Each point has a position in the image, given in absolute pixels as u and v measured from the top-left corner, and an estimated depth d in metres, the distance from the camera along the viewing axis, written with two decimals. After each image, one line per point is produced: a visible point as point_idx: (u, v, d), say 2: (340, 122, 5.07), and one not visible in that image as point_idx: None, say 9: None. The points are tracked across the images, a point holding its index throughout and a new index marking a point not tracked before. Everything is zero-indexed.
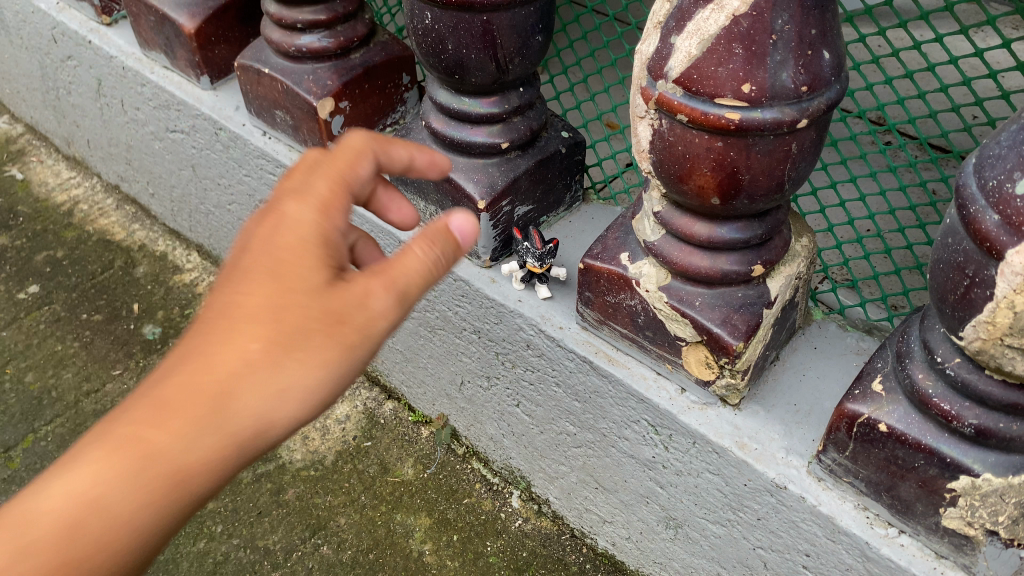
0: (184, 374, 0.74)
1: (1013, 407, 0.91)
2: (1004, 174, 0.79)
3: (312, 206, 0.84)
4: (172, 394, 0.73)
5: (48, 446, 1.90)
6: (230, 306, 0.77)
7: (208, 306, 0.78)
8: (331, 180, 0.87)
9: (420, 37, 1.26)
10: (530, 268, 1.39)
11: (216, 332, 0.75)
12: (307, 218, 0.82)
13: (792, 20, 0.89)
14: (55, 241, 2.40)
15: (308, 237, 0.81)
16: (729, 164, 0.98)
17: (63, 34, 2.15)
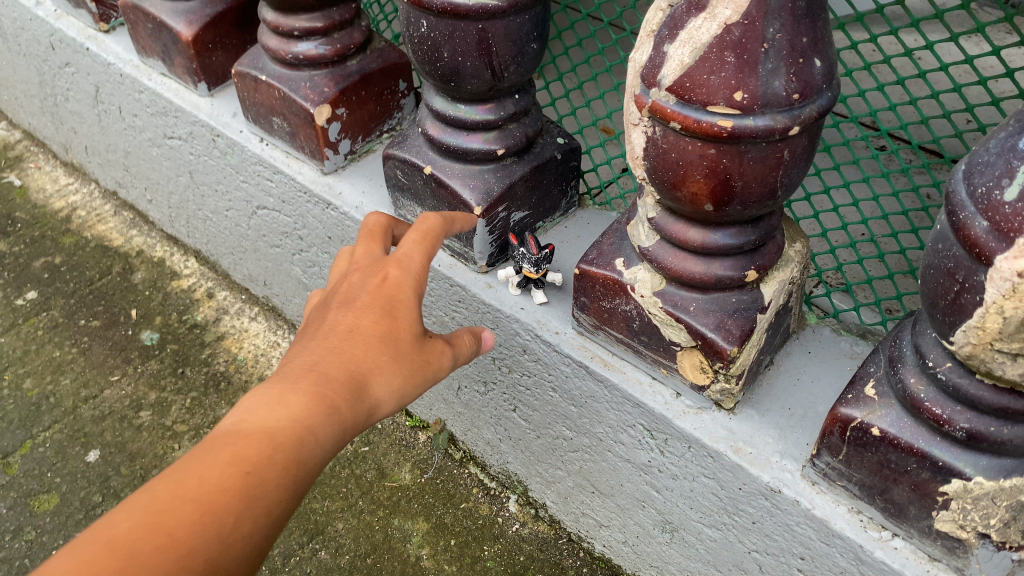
0: (335, 373, 0.89)
1: (1004, 410, 0.91)
2: (993, 181, 0.80)
3: (413, 258, 1.06)
4: (329, 385, 0.87)
5: (47, 452, 1.90)
6: (351, 328, 0.94)
7: (336, 332, 0.94)
8: (419, 246, 1.10)
9: (416, 45, 1.27)
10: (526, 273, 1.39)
11: (350, 347, 0.92)
12: (404, 266, 1.04)
13: (783, 29, 0.90)
14: (53, 247, 2.41)
15: (412, 290, 1.02)
16: (722, 171, 0.99)
17: (60, 41, 2.16)
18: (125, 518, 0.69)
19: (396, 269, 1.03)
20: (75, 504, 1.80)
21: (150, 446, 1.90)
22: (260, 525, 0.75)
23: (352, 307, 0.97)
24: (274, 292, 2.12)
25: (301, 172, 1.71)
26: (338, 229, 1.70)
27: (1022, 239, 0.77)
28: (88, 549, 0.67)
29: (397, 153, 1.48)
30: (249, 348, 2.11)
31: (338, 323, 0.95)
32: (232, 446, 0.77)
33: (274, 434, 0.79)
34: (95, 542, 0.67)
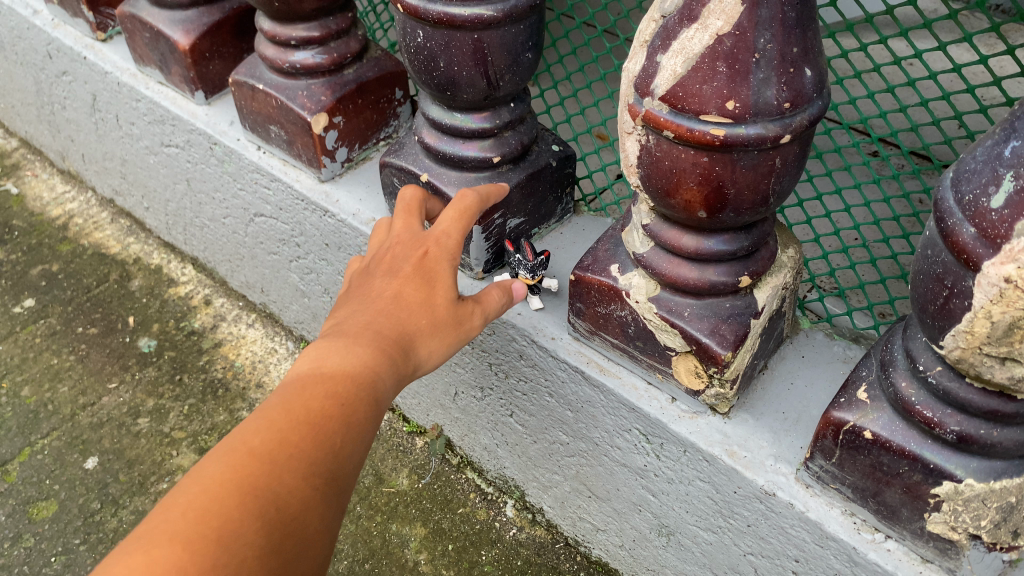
0: (388, 332, 1.04)
1: (994, 413, 0.93)
2: (980, 188, 0.82)
3: (450, 237, 1.18)
4: (384, 341, 1.03)
5: (45, 459, 1.91)
6: (397, 295, 1.09)
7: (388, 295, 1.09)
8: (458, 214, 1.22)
9: (413, 54, 1.29)
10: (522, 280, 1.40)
11: (396, 311, 1.07)
12: (440, 238, 1.18)
13: (774, 39, 0.91)
14: (50, 254, 2.41)
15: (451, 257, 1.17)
16: (715, 179, 1.01)
17: (58, 50, 2.17)
18: (256, 437, 0.85)
19: (433, 241, 1.17)
20: (74, 510, 1.81)
21: (148, 453, 1.91)
22: (356, 446, 0.91)
23: (396, 277, 1.12)
24: (271, 298, 2.13)
25: (298, 179, 1.73)
26: (335, 236, 1.71)
27: (1009, 245, 0.79)
28: (234, 460, 0.82)
29: (394, 160, 1.50)
30: (246, 355, 2.12)
31: (385, 290, 1.10)
32: (322, 386, 0.93)
33: (350, 378, 0.95)
34: (239, 454, 0.83)
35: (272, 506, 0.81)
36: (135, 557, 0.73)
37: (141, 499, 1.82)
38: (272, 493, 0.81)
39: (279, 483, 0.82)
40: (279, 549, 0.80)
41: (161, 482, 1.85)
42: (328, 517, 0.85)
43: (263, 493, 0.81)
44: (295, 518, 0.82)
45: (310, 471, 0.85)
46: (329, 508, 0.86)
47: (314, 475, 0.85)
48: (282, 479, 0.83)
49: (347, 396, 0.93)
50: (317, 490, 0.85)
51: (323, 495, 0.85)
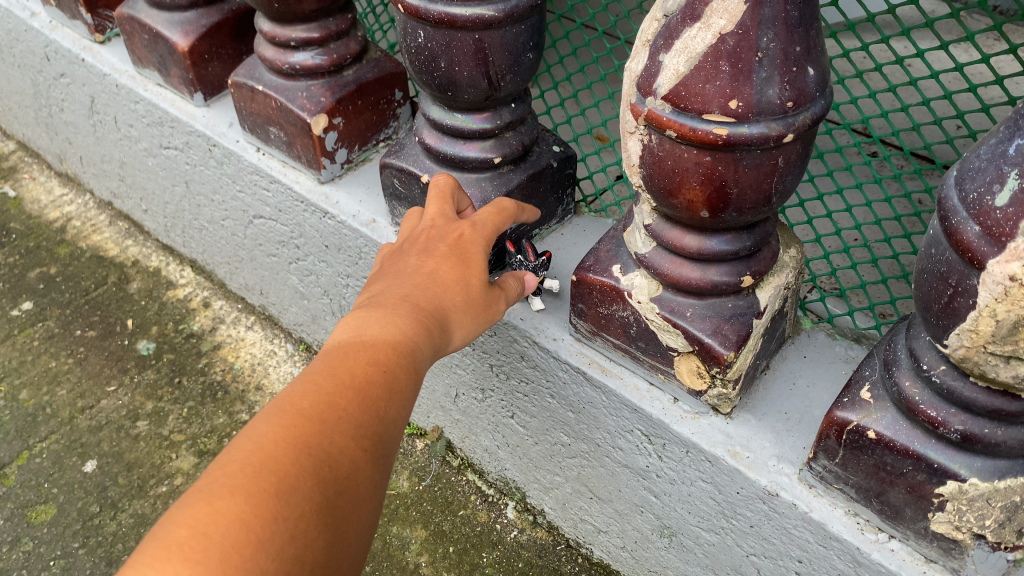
0: (425, 306, 1.08)
1: (998, 412, 0.93)
2: (984, 186, 0.82)
3: (485, 226, 1.22)
4: (423, 314, 1.06)
5: (43, 462, 1.90)
6: (432, 273, 1.13)
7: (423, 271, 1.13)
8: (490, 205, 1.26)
9: (413, 55, 1.28)
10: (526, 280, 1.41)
11: (432, 287, 1.11)
12: (473, 223, 1.21)
13: (777, 38, 0.91)
14: (48, 257, 2.41)
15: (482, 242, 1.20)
16: (718, 178, 1.00)
17: (56, 52, 2.17)
18: (304, 400, 0.88)
19: (467, 225, 1.20)
20: (72, 514, 1.80)
21: (147, 456, 1.90)
22: (400, 414, 0.94)
23: (431, 256, 1.15)
24: (270, 300, 2.12)
25: (298, 181, 1.72)
26: (335, 237, 1.71)
27: (1014, 243, 0.79)
28: (286, 420, 0.85)
29: (394, 161, 1.49)
30: (245, 357, 2.12)
31: (420, 267, 1.13)
32: (365, 353, 0.96)
33: (393, 347, 0.98)
34: (290, 414, 0.86)
35: (326, 463, 0.83)
36: (197, 509, 0.74)
37: (140, 502, 1.81)
38: (326, 451, 0.84)
39: (331, 442, 0.85)
40: (332, 504, 0.82)
41: (160, 486, 1.84)
42: (374, 477, 0.88)
43: (317, 451, 0.83)
44: (345, 475, 0.85)
45: (358, 432, 0.88)
46: (375, 469, 0.89)
47: (362, 436, 0.88)
48: (334, 438, 0.86)
49: (390, 364, 0.96)
50: (365, 450, 0.88)
51: (369, 456, 0.88)
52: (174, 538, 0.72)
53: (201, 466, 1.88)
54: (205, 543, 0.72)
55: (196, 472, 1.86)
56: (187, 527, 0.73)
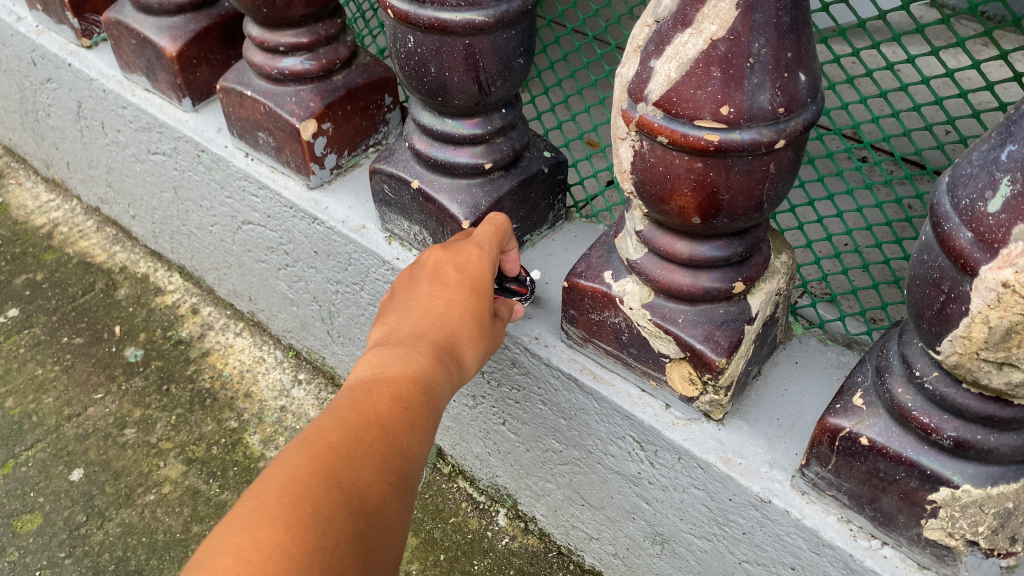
0: (438, 340, 1.09)
1: (991, 419, 0.93)
2: (976, 193, 0.81)
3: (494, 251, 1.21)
4: (436, 348, 1.08)
5: (29, 471, 1.88)
6: (445, 304, 1.13)
7: (435, 304, 1.13)
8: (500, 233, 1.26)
9: (403, 60, 1.28)
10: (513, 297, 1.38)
11: (445, 319, 1.12)
12: (483, 248, 1.20)
13: (768, 44, 0.91)
14: (34, 264, 2.38)
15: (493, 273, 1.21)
16: (709, 185, 1.00)
17: (42, 57, 2.15)
18: (332, 434, 0.90)
19: (478, 251, 1.20)
20: (59, 523, 1.78)
21: (135, 464, 1.88)
22: (419, 448, 0.97)
23: (444, 284, 1.15)
24: (259, 307, 2.11)
25: (287, 187, 1.71)
26: (324, 243, 1.70)
27: (1006, 250, 0.79)
28: (316, 452, 0.87)
29: (384, 167, 1.49)
30: (234, 364, 2.10)
31: (432, 298, 1.14)
32: (388, 388, 0.99)
33: (413, 382, 1.01)
34: (320, 447, 0.87)
35: (356, 498, 0.85)
36: (238, 536, 0.75)
37: (128, 511, 1.80)
38: (357, 486, 0.86)
39: (361, 477, 0.87)
40: (363, 535, 0.85)
41: (148, 494, 1.83)
42: (396, 510, 0.91)
43: (348, 485, 0.86)
44: (373, 508, 0.87)
45: (385, 468, 0.91)
46: (398, 502, 0.92)
47: (388, 471, 0.91)
48: (362, 473, 0.88)
49: (411, 402, 0.99)
50: (391, 485, 0.91)
51: (393, 492, 0.91)
52: (218, 565, 0.72)
53: (190, 474, 1.86)
54: (250, 569, 0.73)
55: (184, 481, 1.85)
56: (231, 555, 0.73)
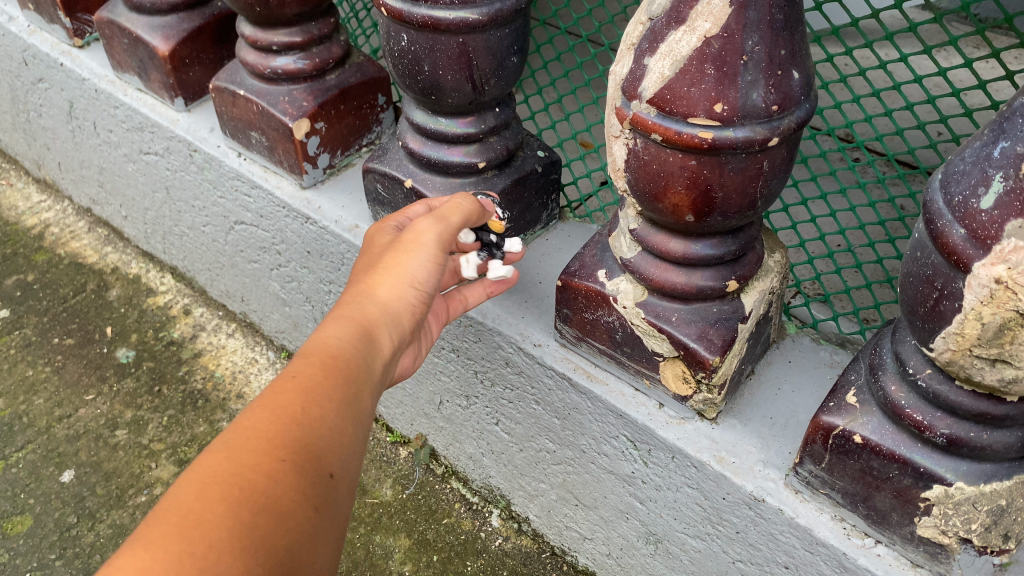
0: (339, 312, 1.02)
1: (984, 416, 0.93)
2: (969, 189, 0.82)
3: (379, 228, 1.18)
4: (337, 317, 1.00)
5: (19, 473, 1.87)
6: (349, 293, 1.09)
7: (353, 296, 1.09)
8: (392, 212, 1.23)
9: (397, 59, 1.28)
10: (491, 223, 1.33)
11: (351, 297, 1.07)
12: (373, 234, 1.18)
13: (762, 41, 0.91)
14: (25, 264, 2.37)
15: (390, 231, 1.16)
16: (703, 182, 1.00)
17: (34, 57, 2.14)
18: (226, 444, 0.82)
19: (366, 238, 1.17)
20: (49, 525, 1.77)
21: (126, 466, 1.87)
22: (325, 410, 0.85)
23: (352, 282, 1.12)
24: (252, 308, 2.10)
25: (279, 186, 1.71)
26: (317, 243, 1.69)
27: (999, 246, 0.79)
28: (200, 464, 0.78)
29: (377, 166, 1.48)
30: (226, 365, 2.09)
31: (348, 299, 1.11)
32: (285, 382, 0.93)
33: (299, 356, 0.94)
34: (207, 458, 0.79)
35: (237, 487, 0.74)
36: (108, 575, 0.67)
37: (119, 512, 1.79)
38: (238, 475, 0.75)
39: (243, 465, 0.76)
40: (253, 527, 0.72)
41: (140, 495, 1.82)
42: (309, 490, 0.78)
43: (227, 478, 0.74)
44: (264, 490, 0.75)
45: (277, 447, 0.79)
46: (308, 479, 0.79)
47: (279, 448, 0.79)
48: (246, 460, 0.76)
49: (306, 372, 0.88)
50: (288, 462, 0.78)
51: (289, 460, 0.79)
52: None
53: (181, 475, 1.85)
54: None
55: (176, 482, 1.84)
56: None
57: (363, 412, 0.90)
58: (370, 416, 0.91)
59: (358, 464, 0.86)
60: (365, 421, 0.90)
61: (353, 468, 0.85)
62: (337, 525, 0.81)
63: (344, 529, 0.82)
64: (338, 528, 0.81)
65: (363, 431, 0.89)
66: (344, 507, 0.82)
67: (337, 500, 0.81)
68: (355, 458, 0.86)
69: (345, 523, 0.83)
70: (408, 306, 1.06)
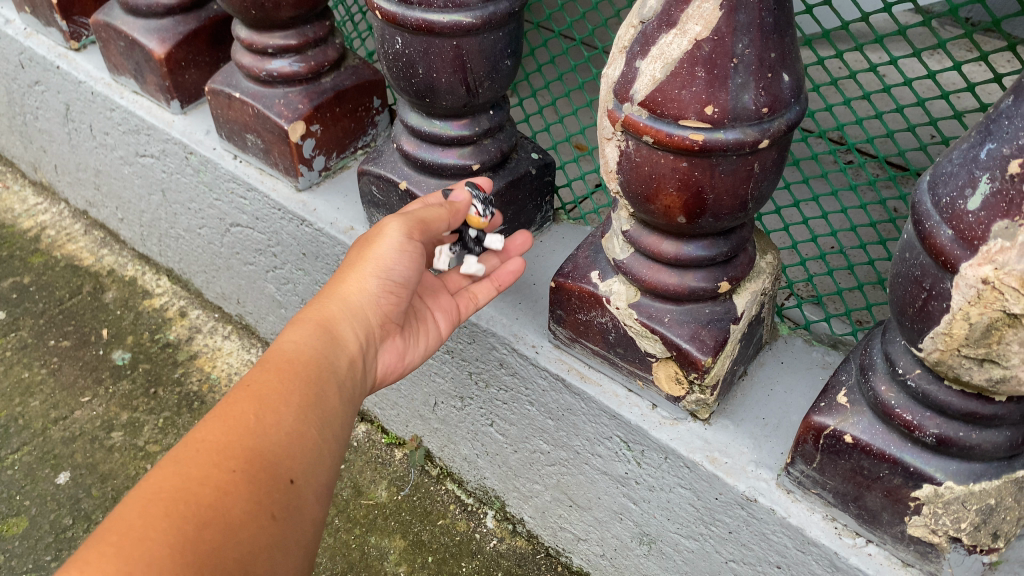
0: (301, 317, 1.15)
1: (972, 415, 0.94)
2: (957, 191, 0.82)
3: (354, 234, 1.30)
4: (297, 324, 1.14)
5: (15, 475, 1.87)
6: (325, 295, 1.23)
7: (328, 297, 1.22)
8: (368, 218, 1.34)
9: (391, 62, 1.28)
10: (470, 220, 1.30)
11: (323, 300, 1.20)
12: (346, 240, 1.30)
13: (752, 44, 0.92)
14: (21, 267, 2.37)
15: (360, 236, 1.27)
16: (694, 184, 1.01)
17: (30, 59, 2.14)
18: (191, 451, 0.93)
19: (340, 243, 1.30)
20: (45, 527, 1.77)
21: (121, 467, 1.88)
22: (282, 418, 0.97)
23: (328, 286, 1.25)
24: (247, 310, 2.11)
25: (275, 188, 1.71)
26: (313, 245, 1.70)
27: (986, 246, 0.80)
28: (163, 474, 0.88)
29: (372, 168, 1.49)
30: (222, 367, 2.10)
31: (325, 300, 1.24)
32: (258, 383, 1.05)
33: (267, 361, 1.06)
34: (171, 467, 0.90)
35: (184, 501, 0.83)
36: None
37: None
38: (186, 489, 0.85)
39: (191, 479, 0.86)
40: (200, 538, 0.82)
41: None
42: (260, 494, 0.89)
43: (176, 493, 0.84)
44: (218, 502, 0.85)
45: (227, 458, 0.89)
46: (260, 484, 0.90)
47: (228, 460, 0.89)
48: (195, 474, 0.86)
49: (261, 382, 1.00)
50: (239, 472, 0.89)
51: (244, 466, 0.90)
52: None
53: None
54: None
55: None
56: None
57: (320, 415, 1.02)
58: (328, 417, 1.03)
59: (318, 464, 0.98)
60: (322, 422, 1.02)
61: (311, 468, 0.97)
62: (296, 522, 0.92)
63: (306, 524, 0.94)
64: (298, 525, 0.92)
65: (320, 432, 1.00)
66: (304, 504, 0.94)
67: (295, 500, 0.93)
68: (312, 458, 0.97)
69: (306, 519, 0.94)
70: (368, 297, 1.20)
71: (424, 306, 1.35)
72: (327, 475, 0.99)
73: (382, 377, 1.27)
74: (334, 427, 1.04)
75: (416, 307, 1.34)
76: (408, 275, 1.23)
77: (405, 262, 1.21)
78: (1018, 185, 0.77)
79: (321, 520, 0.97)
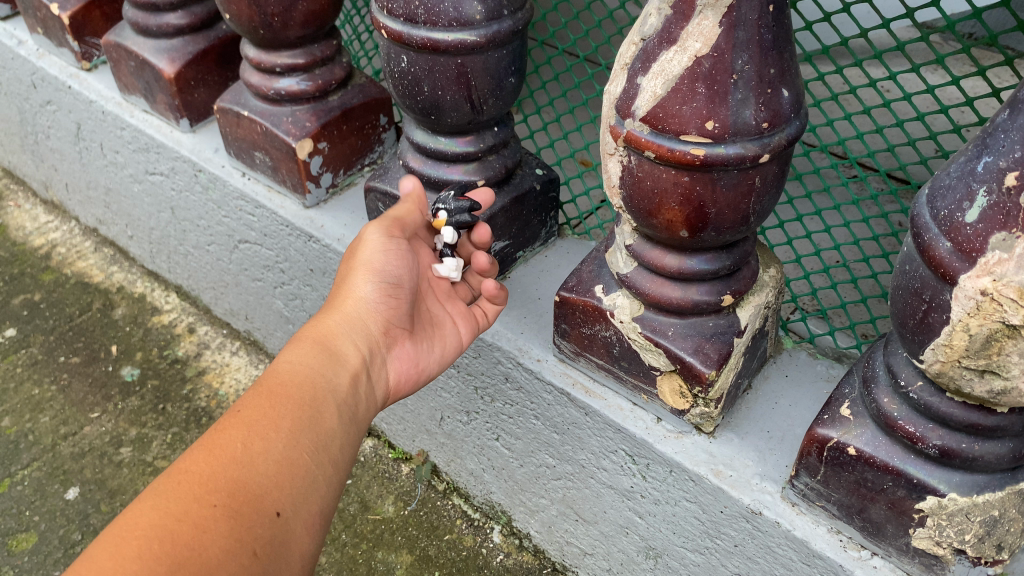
0: (300, 336, 1.18)
1: (976, 427, 0.94)
2: (955, 204, 0.83)
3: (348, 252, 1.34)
4: (295, 344, 1.16)
5: (25, 490, 1.88)
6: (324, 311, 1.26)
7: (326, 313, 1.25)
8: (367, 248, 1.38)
9: (397, 79, 1.30)
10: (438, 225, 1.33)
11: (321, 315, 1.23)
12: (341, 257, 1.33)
13: (751, 60, 0.93)
14: (32, 283, 2.40)
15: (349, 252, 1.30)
16: (696, 199, 1.02)
17: (43, 79, 2.18)
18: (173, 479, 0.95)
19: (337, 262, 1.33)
20: (54, 542, 1.78)
21: (130, 483, 1.88)
22: (273, 444, 0.99)
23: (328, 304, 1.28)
24: (256, 325, 2.12)
25: (283, 206, 1.73)
26: (320, 261, 1.72)
27: (984, 258, 0.81)
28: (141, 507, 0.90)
29: (379, 185, 1.53)
30: (230, 383, 2.11)
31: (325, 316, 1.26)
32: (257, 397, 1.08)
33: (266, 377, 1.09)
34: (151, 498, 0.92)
35: (160, 540, 0.85)
36: None
37: None
38: (164, 526, 0.86)
39: (169, 516, 0.87)
40: None
41: None
42: (240, 530, 0.90)
43: (152, 531, 0.86)
44: (193, 538, 0.86)
45: (209, 492, 0.91)
46: (241, 519, 0.91)
47: (209, 494, 0.90)
48: (175, 509, 0.88)
49: (250, 409, 1.02)
50: (220, 506, 0.90)
51: (226, 498, 0.91)
52: None
53: None
54: None
55: None
56: None
57: (314, 438, 1.04)
58: (321, 442, 1.04)
59: (308, 492, 0.99)
60: (317, 446, 1.04)
61: (298, 498, 0.98)
62: (280, 556, 0.93)
63: (292, 558, 0.95)
64: (280, 561, 0.93)
65: (311, 457, 1.02)
66: (291, 537, 0.95)
67: (280, 534, 0.94)
68: (301, 489, 0.99)
69: (297, 551, 0.96)
70: (364, 306, 1.23)
71: (445, 312, 1.38)
72: (319, 503, 1.01)
73: (398, 386, 1.28)
74: (328, 452, 1.05)
75: (434, 315, 1.37)
76: (402, 277, 1.26)
77: (395, 262, 1.26)
78: (1014, 198, 0.78)
79: (312, 551, 0.98)
